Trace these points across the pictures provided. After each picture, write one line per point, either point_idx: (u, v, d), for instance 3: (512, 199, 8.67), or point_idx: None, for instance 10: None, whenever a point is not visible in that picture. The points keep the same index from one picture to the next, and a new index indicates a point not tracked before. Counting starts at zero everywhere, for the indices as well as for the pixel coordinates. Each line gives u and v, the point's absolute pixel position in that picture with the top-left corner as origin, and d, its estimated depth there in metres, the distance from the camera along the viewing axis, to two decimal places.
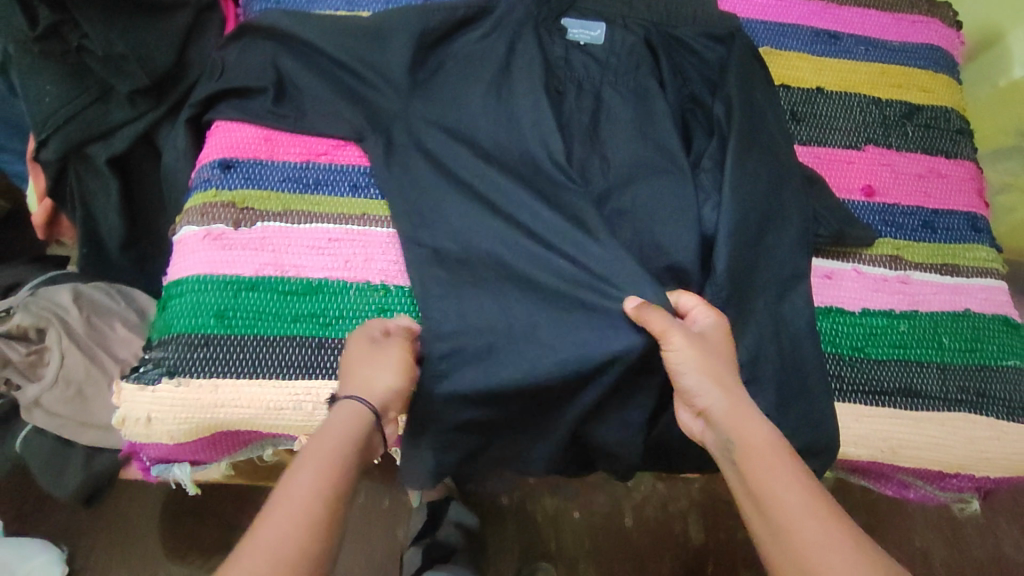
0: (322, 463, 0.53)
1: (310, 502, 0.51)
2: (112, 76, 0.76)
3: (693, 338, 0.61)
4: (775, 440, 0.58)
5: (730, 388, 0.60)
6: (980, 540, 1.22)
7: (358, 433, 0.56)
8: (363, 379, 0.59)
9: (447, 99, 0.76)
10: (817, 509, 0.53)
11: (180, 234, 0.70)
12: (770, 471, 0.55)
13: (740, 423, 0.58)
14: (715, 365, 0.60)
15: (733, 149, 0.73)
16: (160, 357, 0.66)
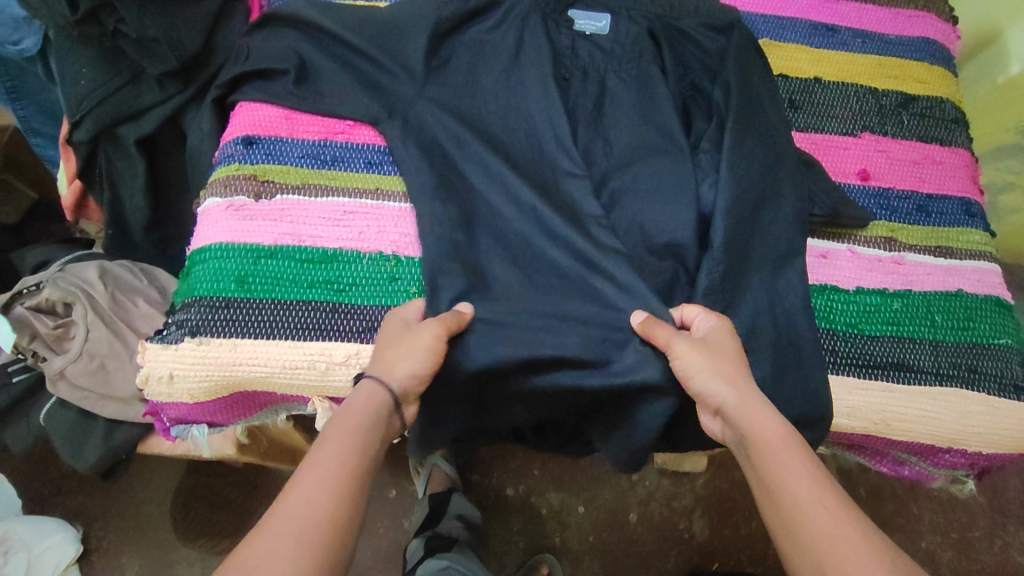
0: (338, 437, 0.54)
1: (342, 468, 0.52)
2: (144, 59, 0.81)
3: (697, 343, 0.65)
4: (786, 429, 0.59)
5: (739, 383, 0.62)
6: (987, 545, 1.22)
7: (374, 411, 0.57)
8: (387, 361, 0.61)
9: (460, 84, 0.80)
10: (821, 493, 0.54)
11: (205, 205, 0.74)
12: (781, 462, 0.56)
13: (752, 416, 0.60)
14: (721, 364, 0.63)
15: (731, 132, 0.77)
16: (183, 319, 0.70)
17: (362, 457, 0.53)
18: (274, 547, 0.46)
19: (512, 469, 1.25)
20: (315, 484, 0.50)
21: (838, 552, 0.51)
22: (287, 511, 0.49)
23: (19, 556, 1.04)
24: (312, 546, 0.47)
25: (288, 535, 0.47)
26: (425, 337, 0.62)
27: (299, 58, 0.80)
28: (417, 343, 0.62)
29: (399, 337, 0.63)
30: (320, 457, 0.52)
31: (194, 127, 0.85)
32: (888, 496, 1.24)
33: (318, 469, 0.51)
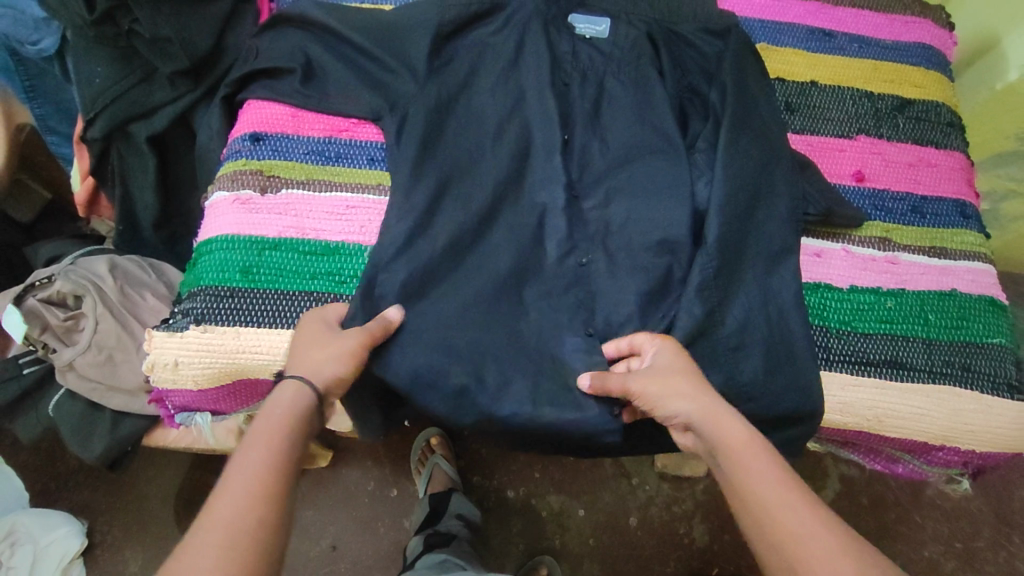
0: (261, 444, 0.55)
1: (270, 468, 0.54)
2: (157, 58, 0.84)
3: (649, 372, 0.66)
4: (751, 433, 0.60)
5: (700, 398, 0.63)
6: (992, 555, 1.20)
7: (293, 414, 0.59)
8: (310, 361, 0.63)
9: (461, 84, 0.82)
10: (788, 495, 0.55)
11: (213, 199, 0.78)
12: (745, 467, 0.58)
13: (715, 427, 0.61)
14: (677, 385, 0.63)
15: (726, 131, 0.78)
16: (189, 307, 0.73)
17: (283, 459, 0.55)
18: (204, 551, 0.48)
19: (512, 472, 1.26)
20: (240, 491, 0.52)
21: (815, 551, 0.51)
22: (213, 518, 0.50)
23: (26, 548, 1.06)
24: (239, 549, 0.48)
25: (214, 543, 0.48)
26: (350, 342, 0.65)
27: (306, 58, 0.83)
28: (337, 345, 0.64)
29: (319, 339, 0.65)
30: (244, 464, 0.54)
31: (204, 124, 0.88)
32: (891, 504, 1.23)
33: (248, 472, 0.53)
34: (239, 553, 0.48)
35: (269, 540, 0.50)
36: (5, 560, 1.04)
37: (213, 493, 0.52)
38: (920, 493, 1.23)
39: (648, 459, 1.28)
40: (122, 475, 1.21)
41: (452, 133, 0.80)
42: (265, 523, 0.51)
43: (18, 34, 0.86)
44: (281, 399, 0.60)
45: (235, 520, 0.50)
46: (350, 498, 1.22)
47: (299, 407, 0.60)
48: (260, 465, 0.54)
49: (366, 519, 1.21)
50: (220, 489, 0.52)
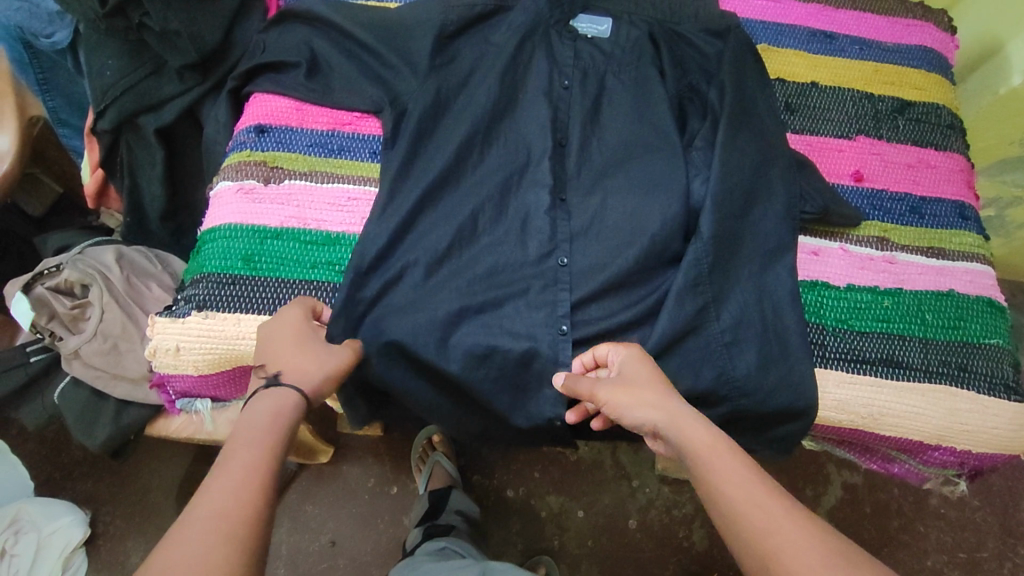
0: (248, 436, 0.57)
1: (258, 457, 0.56)
2: (166, 52, 0.86)
3: (615, 381, 0.66)
4: (718, 436, 0.60)
5: (666, 405, 0.62)
6: (997, 565, 1.19)
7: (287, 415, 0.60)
8: (299, 370, 0.63)
9: (462, 79, 0.83)
10: (756, 493, 0.56)
11: (218, 188, 0.79)
12: (713, 470, 0.58)
13: (682, 431, 0.61)
14: (644, 395, 0.63)
15: (724, 130, 0.79)
16: (191, 294, 0.74)
17: (271, 450, 0.57)
18: (199, 535, 0.49)
19: (512, 472, 1.26)
20: (231, 483, 0.53)
21: (784, 548, 0.52)
22: (204, 505, 0.51)
23: (30, 537, 1.06)
24: (232, 536, 0.50)
25: (201, 534, 0.49)
26: (334, 358, 0.67)
27: (311, 52, 0.84)
28: (329, 358, 0.67)
29: (307, 343, 0.66)
30: (234, 458, 0.55)
31: (211, 117, 0.90)
32: (894, 512, 1.21)
33: (236, 463, 0.55)
34: (232, 540, 0.49)
35: (258, 523, 0.52)
36: (8, 547, 1.03)
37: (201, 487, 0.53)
38: (923, 501, 1.22)
39: (648, 461, 1.28)
40: (126, 466, 1.22)
41: (452, 127, 0.81)
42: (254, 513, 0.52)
43: (32, 27, 0.89)
44: (273, 407, 0.60)
45: (226, 505, 0.52)
46: (349, 494, 1.23)
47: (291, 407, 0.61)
48: (252, 459, 0.55)
49: (367, 515, 1.22)
50: (208, 483, 0.53)
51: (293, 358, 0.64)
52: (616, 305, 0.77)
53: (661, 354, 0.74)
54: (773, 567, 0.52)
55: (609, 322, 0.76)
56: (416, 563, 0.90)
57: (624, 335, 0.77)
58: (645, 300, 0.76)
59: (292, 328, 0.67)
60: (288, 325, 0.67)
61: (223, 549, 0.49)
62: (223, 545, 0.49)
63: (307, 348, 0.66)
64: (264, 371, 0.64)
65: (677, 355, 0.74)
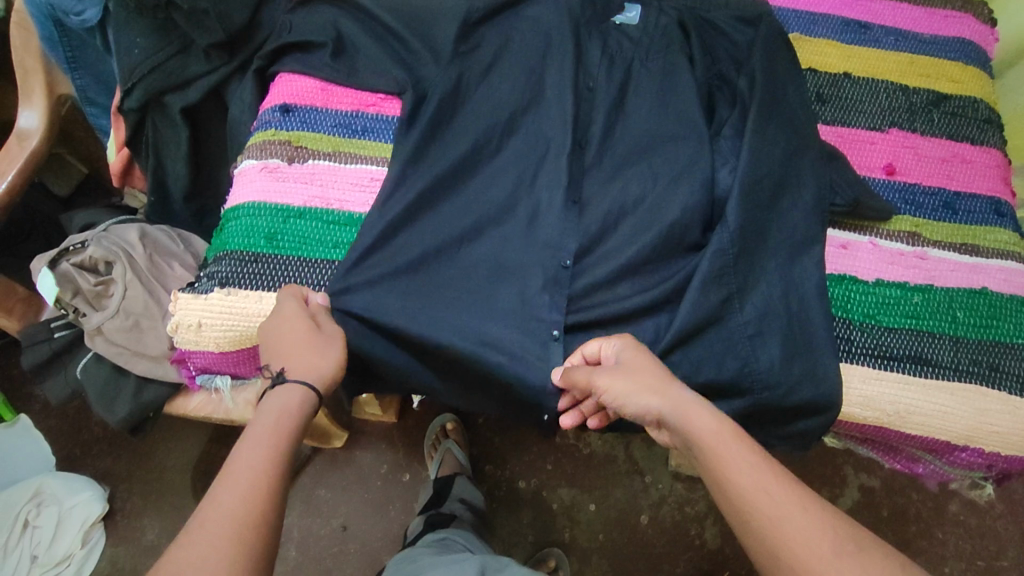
0: (260, 434, 0.56)
1: (268, 452, 0.55)
2: (195, 31, 0.87)
3: (614, 370, 0.65)
4: (723, 421, 0.59)
5: (665, 392, 0.61)
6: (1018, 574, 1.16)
7: (294, 413, 0.59)
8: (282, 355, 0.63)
9: (487, 64, 0.83)
10: (764, 481, 0.55)
11: (242, 167, 0.79)
12: (720, 457, 0.57)
13: (685, 417, 0.60)
14: (644, 382, 0.62)
15: (753, 118, 0.78)
16: (213, 271, 0.74)
17: (280, 446, 0.56)
18: (216, 522, 0.49)
19: (524, 464, 1.25)
20: (244, 475, 0.53)
21: (793, 534, 0.52)
22: (223, 495, 0.51)
23: (52, 509, 1.10)
24: (257, 527, 0.50)
25: (223, 520, 0.50)
26: (301, 326, 0.65)
27: (337, 33, 0.85)
28: (296, 326, 0.65)
29: (288, 322, 0.65)
30: (247, 453, 0.55)
31: (237, 98, 0.90)
32: (912, 518, 1.19)
33: (250, 461, 0.54)
34: (257, 528, 0.50)
35: (271, 513, 0.52)
36: (30, 519, 1.08)
37: (213, 486, 0.52)
38: (942, 507, 1.20)
39: (662, 457, 1.27)
40: (145, 445, 1.23)
41: (474, 111, 0.81)
42: (270, 496, 0.53)
43: (64, 5, 0.89)
44: (283, 405, 0.59)
45: (237, 497, 0.51)
46: (361, 479, 1.23)
47: (299, 403, 0.60)
48: (261, 452, 0.55)
49: (379, 501, 1.22)
50: (224, 475, 0.53)
51: (300, 352, 0.63)
52: (635, 294, 0.76)
53: (682, 344, 0.72)
54: (787, 557, 0.51)
55: (631, 308, 0.75)
56: (415, 555, 0.89)
57: (644, 324, 0.76)
58: (666, 288, 0.75)
59: (293, 317, 0.66)
60: (291, 317, 0.65)
61: (238, 533, 0.49)
62: (237, 529, 0.49)
63: (311, 337, 0.64)
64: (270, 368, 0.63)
65: (696, 345, 0.73)
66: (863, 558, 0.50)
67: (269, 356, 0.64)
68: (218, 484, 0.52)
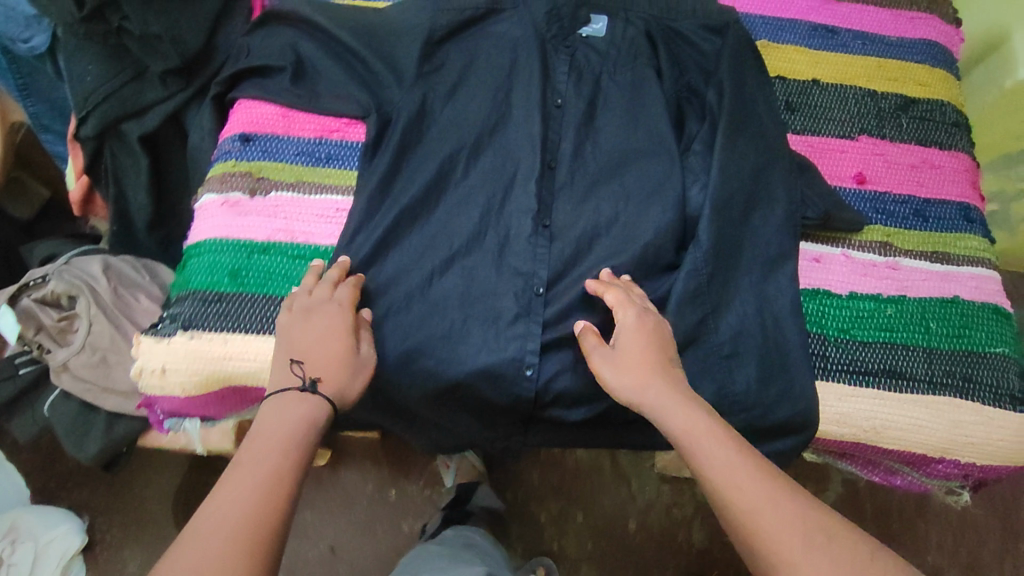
0: (263, 439, 0.56)
1: (268, 458, 0.55)
2: (148, 57, 0.85)
3: (607, 359, 0.65)
4: (704, 421, 0.59)
5: (648, 390, 0.61)
6: (997, 564, 1.18)
7: (310, 423, 0.58)
8: (316, 358, 0.61)
9: (451, 84, 0.82)
10: (741, 475, 0.56)
11: (203, 201, 0.77)
12: (696, 455, 0.58)
13: (665, 416, 0.60)
14: (631, 378, 0.62)
15: (722, 133, 0.78)
16: (176, 312, 0.70)
17: (283, 450, 0.55)
18: (214, 530, 0.50)
19: (511, 476, 1.24)
20: (244, 482, 0.53)
21: (763, 526, 0.53)
22: (221, 502, 0.51)
23: (27, 545, 1.06)
24: (248, 546, 0.49)
25: (220, 528, 0.50)
26: (337, 330, 0.64)
27: (296, 55, 0.82)
28: (334, 331, 0.64)
29: (326, 325, 0.64)
30: (247, 460, 0.54)
31: (196, 125, 0.88)
32: (895, 513, 1.20)
33: (250, 468, 0.54)
34: (248, 546, 0.50)
35: (275, 519, 0.52)
36: (5, 556, 1.04)
37: (214, 490, 0.53)
38: (924, 500, 1.21)
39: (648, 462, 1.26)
40: (123, 475, 1.20)
41: (441, 134, 0.80)
42: (274, 501, 0.52)
43: (10, 32, 0.86)
44: (309, 415, 0.58)
45: (235, 505, 0.51)
46: (345, 501, 1.22)
47: (321, 415, 0.59)
48: (261, 458, 0.54)
49: (364, 525, 1.20)
50: (223, 482, 0.53)
51: (336, 362, 0.62)
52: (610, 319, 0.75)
53: None
54: (756, 547, 0.53)
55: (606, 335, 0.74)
56: (422, 560, 0.90)
57: None
58: None
59: (338, 325, 0.64)
60: (329, 322, 0.64)
61: (240, 540, 0.50)
62: (233, 536, 0.50)
63: (353, 356, 0.63)
64: (301, 369, 0.61)
65: None
66: (831, 551, 0.51)
67: (303, 357, 0.61)
68: (218, 489, 0.52)
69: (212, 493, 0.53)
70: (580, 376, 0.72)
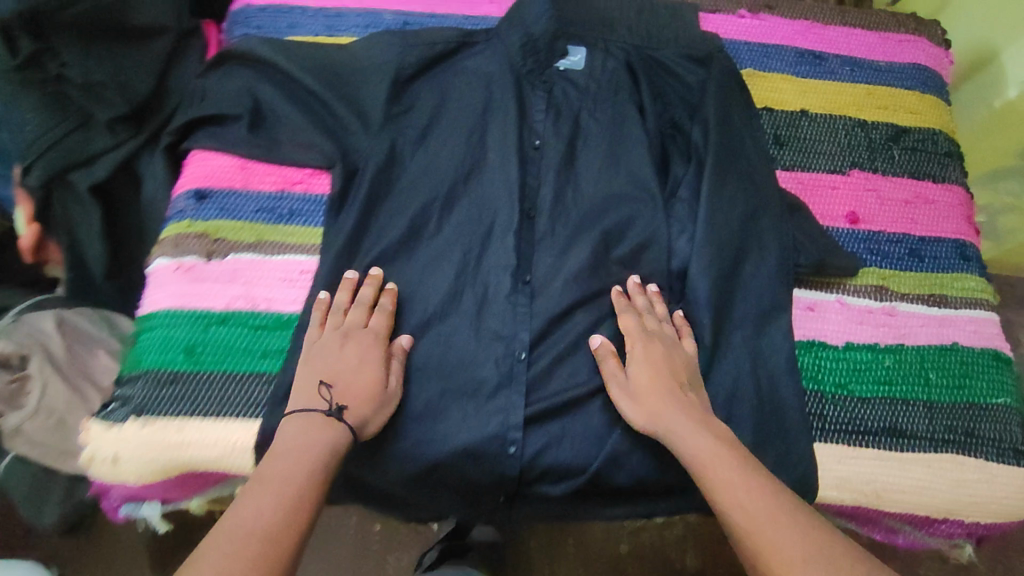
0: (290, 455, 0.55)
1: (294, 474, 0.54)
2: (92, 104, 0.80)
3: (623, 386, 0.66)
4: (717, 445, 0.59)
5: (662, 416, 0.62)
6: None
7: (331, 446, 0.57)
8: (344, 385, 0.61)
9: (421, 127, 0.77)
10: (750, 498, 0.56)
11: (155, 266, 0.71)
12: (708, 480, 0.58)
13: (680, 442, 0.61)
14: (646, 404, 0.64)
15: (708, 176, 0.74)
16: (128, 395, 0.65)
17: (308, 470, 0.55)
18: (229, 546, 0.49)
19: None
20: (265, 499, 0.52)
21: (770, 549, 0.53)
22: (240, 518, 0.51)
23: None
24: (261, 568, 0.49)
25: (236, 545, 0.49)
26: (368, 357, 0.64)
27: (253, 100, 0.76)
28: (367, 360, 0.64)
29: (359, 351, 0.64)
30: (272, 476, 0.54)
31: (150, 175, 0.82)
32: None
33: (274, 485, 0.53)
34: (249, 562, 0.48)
35: (290, 544, 0.51)
36: None
37: (235, 503, 0.52)
38: None
39: None
40: None
41: (413, 184, 0.75)
42: (293, 522, 0.52)
43: None
44: (332, 440, 0.57)
45: (255, 523, 0.51)
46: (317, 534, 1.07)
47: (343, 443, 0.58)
48: (287, 475, 0.54)
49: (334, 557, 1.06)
50: (246, 495, 0.53)
51: (364, 392, 0.61)
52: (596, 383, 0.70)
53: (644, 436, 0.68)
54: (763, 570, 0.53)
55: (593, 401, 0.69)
56: None
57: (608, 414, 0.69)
58: None
59: (368, 353, 0.64)
60: (359, 350, 0.64)
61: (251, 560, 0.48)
62: (246, 553, 0.49)
63: (381, 389, 0.63)
64: (329, 393, 0.60)
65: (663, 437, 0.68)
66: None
67: (333, 380, 0.61)
68: (240, 502, 0.52)
69: (233, 505, 0.52)
70: (566, 449, 0.68)
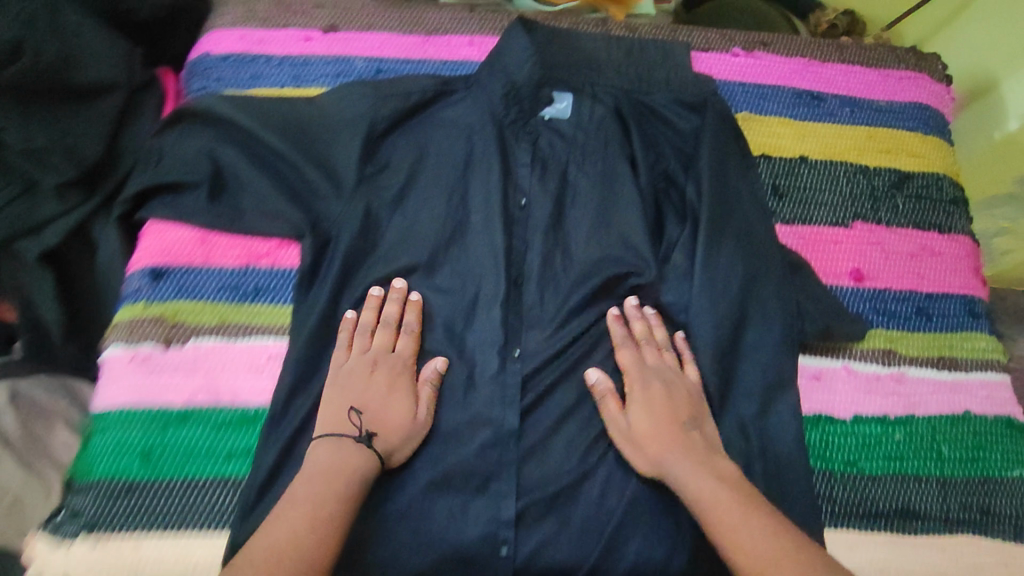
0: (319, 478, 0.54)
1: (325, 495, 0.53)
2: (37, 170, 0.74)
3: (625, 425, 0.63)
4: (720, 487, 0.56)
5: (665, 456, 0.60)
6: None
7: (359, 475, 0.55)
8: (373, 412, 0.60)
9: (398, 189, 0.71)
10: (757, 539, 0.52)
11: (107, 356, 0.65)
12: (713, 520, 0.54)
13: (686, 482, 0.58)
14: (652, 441, 0.61)
15: (705, 238, 0.69)
16: (79, 507, 0.59)
17: (337, 491, 0.54)
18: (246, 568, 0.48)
19: None
20: (293, 517, 0.51)
21: None
22: (267, 538, 0.50)
23: None
24: None
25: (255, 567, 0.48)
26: (396, 383, 0.63)
27: (213, 163, 0.70)
28: (394, 386, 0.62)
29: (388, 376, 0.63)
30: (298, 498, 0.53)
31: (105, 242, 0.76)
32: None
33: (301, 504, 0.52)
34: None
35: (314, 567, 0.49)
36: None
37: (261, 527, 0.51)
38: None
39: None
40: None
41: (390, 253, 0.69)
42: (320, 544, 0.50)
43: None
44: (361, 468, 0.56)
45: (281, 543, 0.49)
46: None
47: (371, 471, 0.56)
48: (315, 498, 0.53)
49: None
50: (275, 515, 0.52)
51: (395, 420, 0.60)
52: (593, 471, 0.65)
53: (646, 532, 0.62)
54: None
55: (589, 492, 0.64)
56: None
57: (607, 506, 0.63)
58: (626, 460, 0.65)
59: (394, 378, 0.63)
60: (385, 376, 0.63)
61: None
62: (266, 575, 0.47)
63: (410, 416, 0.62)
64: (360, 419, 0.59)
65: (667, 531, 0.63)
66: None
67: (362, 406, 0.60)
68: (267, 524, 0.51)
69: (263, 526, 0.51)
70: (562, 547, 0.62)
